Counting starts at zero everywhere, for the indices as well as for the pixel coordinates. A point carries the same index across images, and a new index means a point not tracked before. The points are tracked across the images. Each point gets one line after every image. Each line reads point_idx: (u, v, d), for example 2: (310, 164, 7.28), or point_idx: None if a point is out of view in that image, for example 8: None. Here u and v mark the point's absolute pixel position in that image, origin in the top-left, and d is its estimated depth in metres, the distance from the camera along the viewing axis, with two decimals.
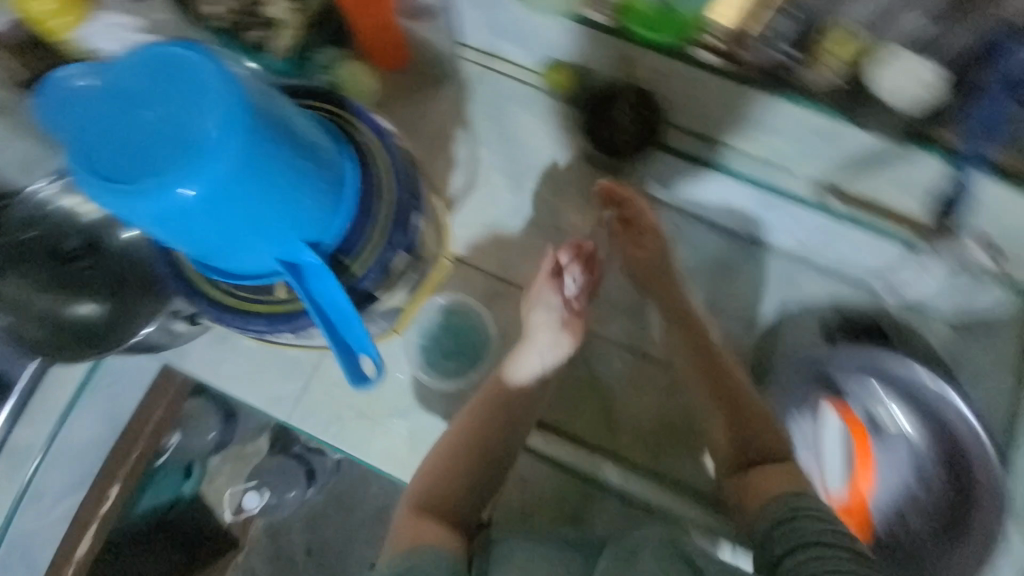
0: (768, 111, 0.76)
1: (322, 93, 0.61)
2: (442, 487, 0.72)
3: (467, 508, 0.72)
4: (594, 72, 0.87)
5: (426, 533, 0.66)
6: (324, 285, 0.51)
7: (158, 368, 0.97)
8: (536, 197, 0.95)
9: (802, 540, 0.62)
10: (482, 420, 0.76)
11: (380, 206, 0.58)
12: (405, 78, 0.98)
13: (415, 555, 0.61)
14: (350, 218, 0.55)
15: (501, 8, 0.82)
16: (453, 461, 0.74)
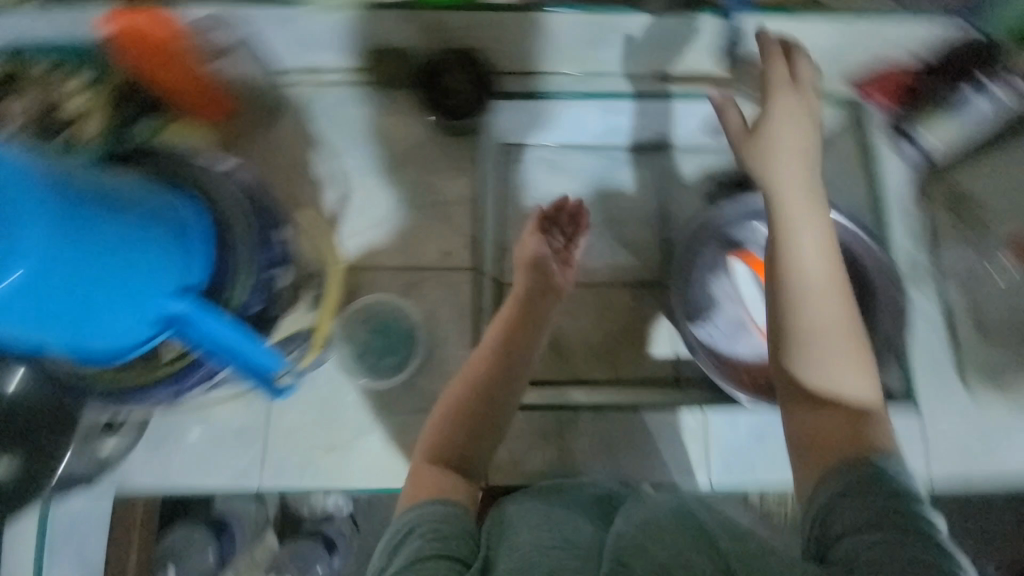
0: (565, 25, 0.85)
1: (138, 158, 0.62)
2: (451, 438, 0.71)
3: (466, 460, 0.71)
4: (409, 52, 0.92)
5: (436, 484, 0.65)
6: (203, 320, 0.51)
7: (114, 502, 0.85)
8: (408, 181, 0.98)
9: (871, 519, 0.54)
10: (485, 371, 0.76)
11: (236, 230, 0.59)
12: (238, 120, 0.97)
13: (422, 509, 0.60)
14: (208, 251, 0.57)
15: (296, 20, 0.85)
16: (461, 411, 0.73)
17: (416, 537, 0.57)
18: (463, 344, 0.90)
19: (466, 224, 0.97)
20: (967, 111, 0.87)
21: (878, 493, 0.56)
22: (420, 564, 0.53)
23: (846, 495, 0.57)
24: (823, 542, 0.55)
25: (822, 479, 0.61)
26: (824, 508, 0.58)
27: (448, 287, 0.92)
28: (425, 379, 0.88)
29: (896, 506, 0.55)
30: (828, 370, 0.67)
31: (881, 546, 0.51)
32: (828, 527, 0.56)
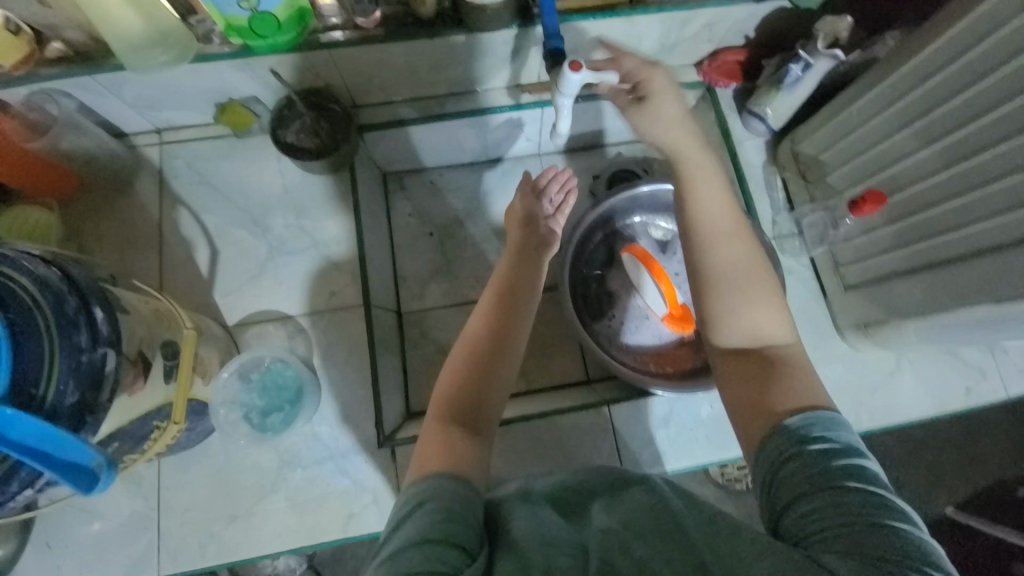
0: (410, 53, 0.88)
1: None
2: (460, 394, 0.67)
3: (475, 415, 0.66)
4: (258, 99, 0.92)
5: (446, 450, 0.60)
6: (16, 428, 0.45)
7: None
8: (282, 228, 0.96)
9: (818, 483, 0.47)
10: (490, 326, 0.74)
11: (44, 319, 0.50)
12: (92, 196, 0.94)
13: (426, 478, 0.55)
14: (20, 348, 0.49)
15: (125, 83, 0.83)
16: (468, 366, 0.70)
17: (423, 514, 0.50)
18: (360, 382, 0.88)
19: (347, 259, 0.95)
20: (796, 88, 0.92)
21: (815, 452, 0.49)
22: (429, 545, 0.46)
23: (787, 462, 0.50)
24: (774, 510, 0.49)
25: (763, 439, 0.53)
26: (769, 473, 0.51)
27: (338, 326, 0.91)
28: (324, 425, 0.85)
29: (835, 465, 0.48)
30: (744, 319, 0.63)
31: (830, 511, 0.45)
32: (775, 496, 0.50)
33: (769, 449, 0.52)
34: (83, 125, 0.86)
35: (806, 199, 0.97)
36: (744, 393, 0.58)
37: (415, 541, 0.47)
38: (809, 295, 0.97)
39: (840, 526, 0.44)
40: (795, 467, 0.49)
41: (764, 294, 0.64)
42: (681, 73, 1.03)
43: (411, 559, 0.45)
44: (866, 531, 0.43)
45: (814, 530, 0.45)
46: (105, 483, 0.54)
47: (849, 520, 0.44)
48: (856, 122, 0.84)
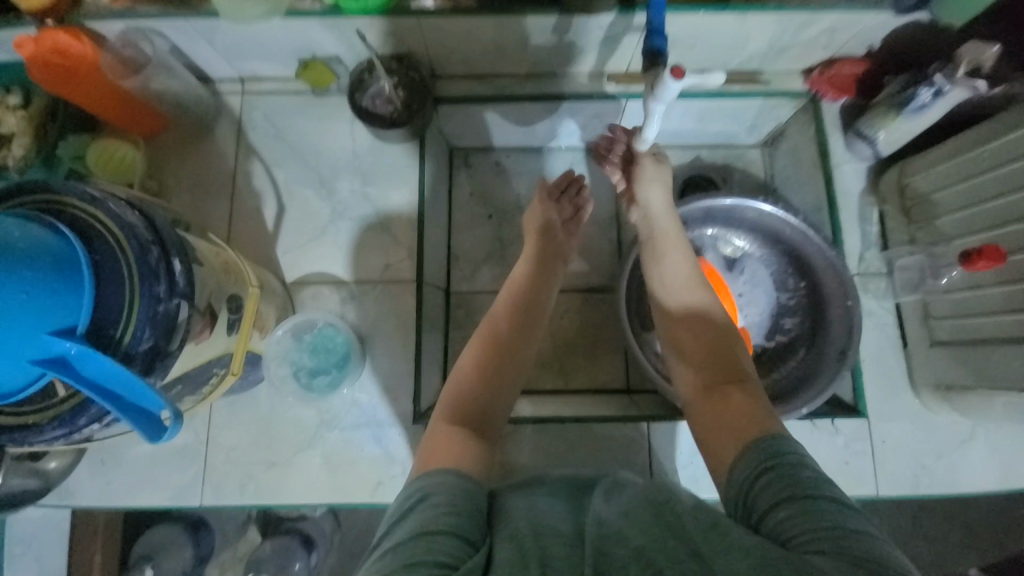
0: (500, 28, 0.84)
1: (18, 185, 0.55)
2: (467, 392, 0.68)
3: (479, 418, 0.66)
4: (341, 58, 0.92)
5: (453, 451, 0.60)
6: (97, 366, 0.48)
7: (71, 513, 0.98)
8: (347, 193, 0.96)
9: (791, 491, 0.48)
10: (505, 326, 0.74)
11: (128, 267, 0.53)
12: (174, 135, 0.97)
13: (433, 476, 0.55)
14: (104, 292, 0.51)
15: (219, 30, 0.84)
16: (479, 365, 0.70)
17: (430, 506, 0.51)
18: (403, 356, 0.89)
19: (406, 232, 0.95)
20: (918, 115, 0.82)
21: (785, 462, 0.51)
22: (431, 535, 0.47)
23: (761, 476, 0.51)
24: (754, 518, 0.49)
25: (737, 461, 0.55)
26: (744, 488, 0.52)
27: (390, 299, 0.92)
28: (364, 393, 0.87)
29: (806, 474, 0.49)
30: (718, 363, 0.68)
31: (805, 514, 0.46)
32: (750, 509, 0.50)
33: (742, 469, 0.54)
34: (174, 67, 0.88)
35: (905, 238, 0.88)
36: (715, 437, 0.61)
37: (420, 530, 0.48)
38: (887, 343, 0.89)
39: (816, 529, 0.45)
40: (768, 479, 0.50)
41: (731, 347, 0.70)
42: (785, 79, 0.94)
43: (417, 548, 0.46)
44: (838, 532, 0.44)
45: (790, 533, 0.45)
46: (172, 432, 0.56)
47: (823, 523, 0.45)
48: (991, 163, 0.74)
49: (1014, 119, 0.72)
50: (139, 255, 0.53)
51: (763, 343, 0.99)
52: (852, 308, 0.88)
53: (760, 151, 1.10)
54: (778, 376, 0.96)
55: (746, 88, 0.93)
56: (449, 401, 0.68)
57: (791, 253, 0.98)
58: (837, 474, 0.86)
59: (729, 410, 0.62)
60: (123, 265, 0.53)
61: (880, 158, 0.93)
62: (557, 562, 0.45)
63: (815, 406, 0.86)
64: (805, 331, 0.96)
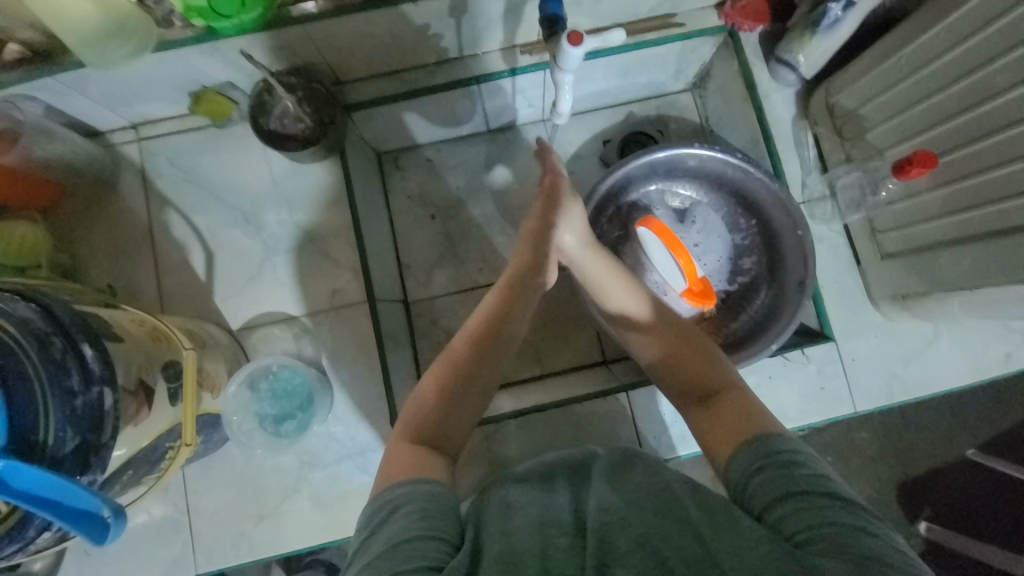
0: (394, 19, 0.78)
1: None
2: (432, 414, 0.64)
3: (446, 435, 0.63)
4: (235, 84, 0.85)
5: (421, 467, 0.58)
6: (25, 480, 0.44)
7: None
8: (277, 226, 0.91)
9: (787, 489, 0.50)
10: (467, 346, 0.68)
11: (34, 362, 0.48)
12: (75, 202, 0.90)
13: (403, 486, 0.54)
14: (15, 397, 0.46)
15: (91, 80, 0.77)
16: (444, 390, 0.66)
17: (401, 516, 0.50)
18: (371, 380, 0.87)
19: (347, 252, 0.91)
20: (834, 31, 0.80)
21: (779, 459, 0.53)
22: (409, 543, 0.47)
23: (758, 474, 0.53)
24: (754, 512, 0.51)
25: (733, 455, 0.57)
26: (741, 486, 0.54)
27: (345, 324, 0.88)
28: (339, 426, 0.85)
29: (802, 473, 0.51)
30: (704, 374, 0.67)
31: (804, 513, 0.47)
32: (750, 505, 0.52)
33: (737, 465, 0.55)
34: (54, 129, 0.81)
35: (842, 158, 0.88)
36: (710, 437, 0.61)
37: (397, 542, 0.47)
38: (842, 264, 0.89)
39: (815, 526, 0.46)
40: (764, 477, 0.52)
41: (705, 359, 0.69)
42: (699, 17, 0.90)
43: (397, 559, 0.45)
44: (842, 532, 0.45)
45: (791, 530, 0.47)
46: (116, 531, 0.53)
47: (822, 522, 0.46)
48: (912, 67, 0.73)
49: (924, 20, 0.71)
50: (42, 350, 0.49)
51: (727, 288, 0.99)
52: (804, 237, 0.88)
53: (690, 95, 1.08)
54: (746, 316, 0.97)
55: (662, 34, 0.90)
56: (407, 421, 0.65)
57: (737, 193, 0.97)
58: (815, 401, 0.88)
59: (723, 403, 0.63)
60: (22, 365, 0.47)
61: (805, 81, 0.91)
62: (555, 553, 0.45)
63: (785, 339, 0.86)
64: (764, 268, 0.97)
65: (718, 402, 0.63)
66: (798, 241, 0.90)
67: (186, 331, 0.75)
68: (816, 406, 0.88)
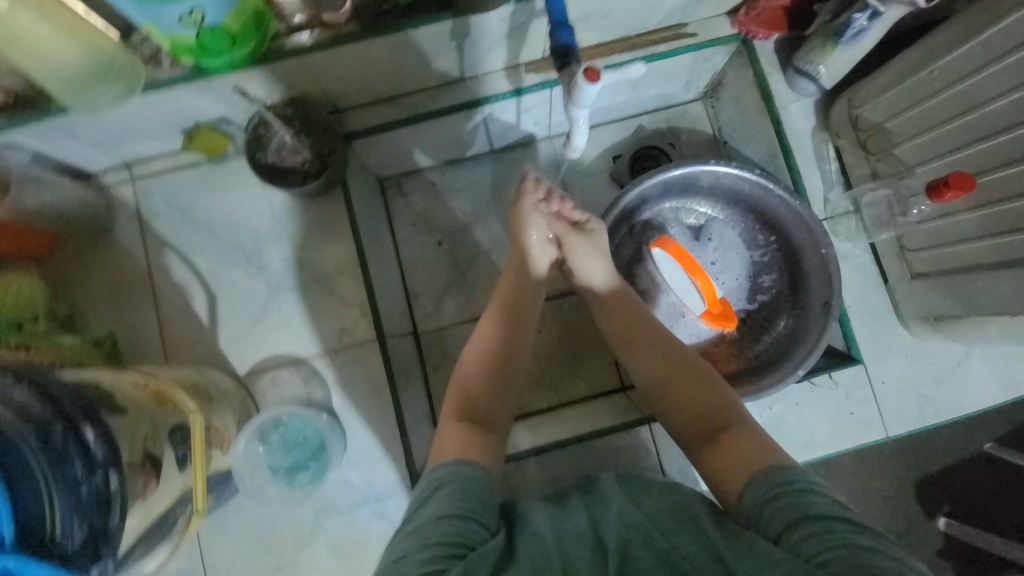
0: (393, 48, 0.74)
1: None
2: (479, 394, 0.70)
3: (487, 403, 0.69)
4: (229, 121, 0.82)
5: (461, 440, 0.63)
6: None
7: None
8: (279, 264, 0.88)
9: (804, 513, 0.49)
10: (494, 329, 0.74)
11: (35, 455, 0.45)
12: (69, 247, 0.87)
13: (448, 465, 0.59)
14: (20, 487, 0.44)
15: (79, 125, 0.73)
16: (484, 363, 0.72)
17: (444, 495, 0.55)
18: (384, 422, 0.84)
19: (354, 288, 0.88)
20: (859, 41, 0.76)
21: (791, 485, 0.52)
22: (447, 521, 0.51)
23: (770, 499, 0.52)
24: (771, 535, 0.50)
25: (742, 490, 0.56)
26: (755, 514, 0.53)
27: (355, 365, 0.85)
28: (354, 471, 0.83)
29: (816, 498, 0.51)
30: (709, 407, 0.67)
31: (822, 536, 0.47)
32: (765, 530, 0.51)
33: (749, 498, 0.54)
34: (42, 176, 0.77)
35: (867, 174, 0.84)
36: (719, 470, 0.60)
37: (439, 516, 0.52)
38: (868, 282, 0.86)
39: (835, 548, 0.45)
40: (778, 504, 0.51)
41: (705, 393, 0.68)
42: (712, 27, 0.86)
43: (433, 531, 0.51)
44: (861, 552, 0.45)
45: (811, 552, 0.46)
46: None
47: (842, 542, 0.46)
48: (945, 81, 0.69)
49: (958, 32, 0.66)
50: (45, 441, 0.46)
51: (747, 308, 0.95)
52: (827, 256, 0.84)
53: (702, 105, 1.04)
54: (770, 337, 0.93)
55: (673, 46, 0.85)
56: (452, 401, 0.70)
57: (755, 210, 0.93)
58: (843, 426, 0.85)
59: (733, 440, 0.61)
60: (26, 463, 0.45)
61: (826, 91, 0.87)
62: None
63: (811, 364, 0.83)
64: (785, 286, 0.93)
65: (728, 439, 0.62)
66: (821, 260, 0.86)
67: (192, 386, 0.72)
68: (845, 432, 0.85)
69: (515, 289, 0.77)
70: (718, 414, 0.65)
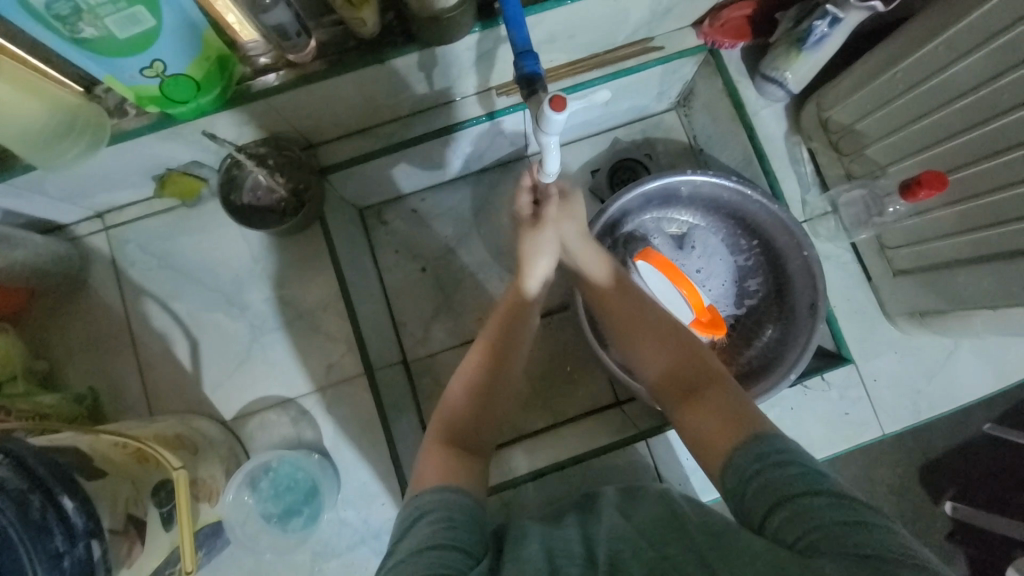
0: (362, 82, 0.74)
1: None
2: (468, 408, 0.69)
3: (473, 433, 0.68)
4: (201, 164, 0.81)
5: (448, 471, 0.62)
6: None
7: None
8: (261, 303, 0.87)
9: (783, 494, 0.50)
10: (483, 351, 0.73)
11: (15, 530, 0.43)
12: (45, 302, 0.85)
13: (432, 493, 0.57)
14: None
15: (47, 181, 0.72)
16: (474, 390, 0.71)
17: (427, 524, 0.53)
18: (377, 457, 0.82)
19: (339, 323, 0.87)
20: (822, 46, 0.77)
21: (768, 458, 0.54)
22: (433, 550, 0.50)
23: (751, 479, 0.53)
24: (755, 519, 0.51)
25: (726, 443, 0.58)
26: (735, 492, 0.55)
27: (345, 401, 0.84)
28: (350, 510, 0.81)
29: (794, 473, 0.52)
30: (685, 365, 0.69)
31: (802, 517, 0.48)
32: (749, 515, 0.52)
33: (731, 478, 0.55)
34: (12, 234, 0.76)
35: (842, 175, 0.85)
36: (699, 425, 0.62)
37: (423, 547, 0.50)
38: (852, 281, 0.86)
39: (814, 528, 0.47)
40: (757, 482, 0.53)
41: (681, 352, 0.70)
42: (678, 40, 0.87)
43: (418, 564, 0.49)
44: (837, 527, 0.46)
45: (793, 538, 0.47)
46: None
47: (819, 520, 0.47)
48: (909, 82, 0.70)
49: (918, 33, 0.67)
50: (26, 514, 0.45)
51: (735, 313, 0.95)
52: (810, 258, 0.84)
53: (676, 114, 1.05)
54: (759, 343, 0.93)
55: (640, 60, 0.86)
56: (440, 420, 0.69)
57: (735, 215, 0.94)
58: (839, 427, 0.84)
59: (711, 396, 0.64)
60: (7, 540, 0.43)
61: (795, 96, 0.88)
62: None
63: (803, 367, 0.83)
64: (771, 289, 0.93)
65: (705, 395, 0.64)
66: (804, 262, 0.86)
67: (176, 438, 0.71)
68: (841, 432, 0.84)
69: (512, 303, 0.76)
70: (697, 372, 0.67)
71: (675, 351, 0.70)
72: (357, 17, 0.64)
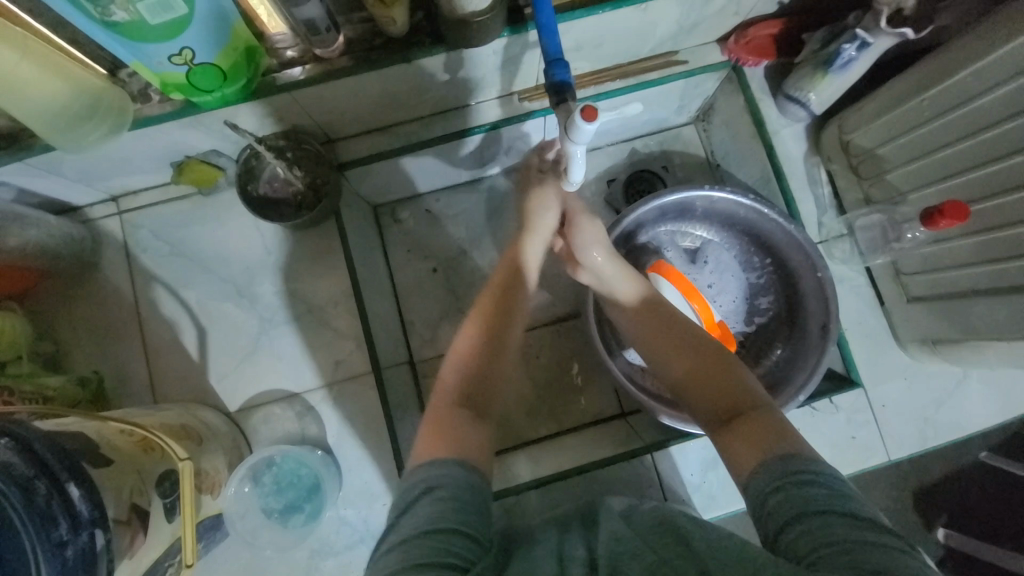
0: (387, 79, 0.73)
1: None
2: (471, 372, 0.68)
3: (476, 388, 0.67)
4: (220, 154, 0.81)
5: (450, 431, 0.61)
6: None
7: None
8: (272, 296, 0.86)
9: (800, 507, 0.49)
10: (492, 313, 0.72)
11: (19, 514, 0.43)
12: (53, 283, 0.84)
13: (436, 464, 0.56)
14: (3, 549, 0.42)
15: (67, 162, 0.72)
16: (479, 350, 0.69)
17: (433, 502, 0.53)
18: (381, 457, 0.82)
19: (348, 320, 0.86)
20: (847, 70, 0.77)
21: (796, 476, 0.51)
22: (441, 537, 0.50)
23: (772, 492, 0.51)
24: (770, 530, 0.50)
25: (756, 470, 0.54)
26: (756, 505, 0.52)
27: (351, 399, 0.83)
28: (350, 509, 0.81)
29: (816, 488, 0.50)
30: (725, 384, 0.64)
31: (815, 532, 0.46)
32: (766, 527, 0.50)
33: (758, 483, 0.53)
34: (27, 213, 0.75)
35: (860, 198, 0.85)
36: (734, 447, 0.58)
37: (427, 532, 0.50)
38: (865, 305, 0.87)
39: (827, 545, 0.45)
40: (780, 494, 0.50)
41: (720, 370, 0.66)
42: (702, 54, 0.86)
43: (419, 552, 0.49)
44: (853, 546, 0.44)
45: (804, 551, 0.46)
46: None
47: (836, 538, 0.45)
48: (936, 110, 0.70)
49: (946, 63, 0.67)
50: (31, 501, 0.44)
51: (745, 330, 0.95)
52: (824, 279, 0.83)
53: (694, 128, 1.05)
54: (769, 362, 0.93)
55: (664, 73, 0.86)
56: (447, 382, 0.68)
57: (750, 232, 0.93)
58: (846, 450, 0.84)
59: (748, 419, 0.59)
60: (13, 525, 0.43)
61: (816, 117, 0.88)
62: None
63: (812, 389, 0.82)
64: (783, 307, 0.93)
65: (742, 418, 0.60)
66: (818, 282, 0.86)
67: (179, 428, 0.70)
68: (848, 455, 0.84)
69: (508, 274, 0.76)
70: (738, 393, 0.63)
71: (706, 362, 0.67)
72: (387, 15, 0.63)
